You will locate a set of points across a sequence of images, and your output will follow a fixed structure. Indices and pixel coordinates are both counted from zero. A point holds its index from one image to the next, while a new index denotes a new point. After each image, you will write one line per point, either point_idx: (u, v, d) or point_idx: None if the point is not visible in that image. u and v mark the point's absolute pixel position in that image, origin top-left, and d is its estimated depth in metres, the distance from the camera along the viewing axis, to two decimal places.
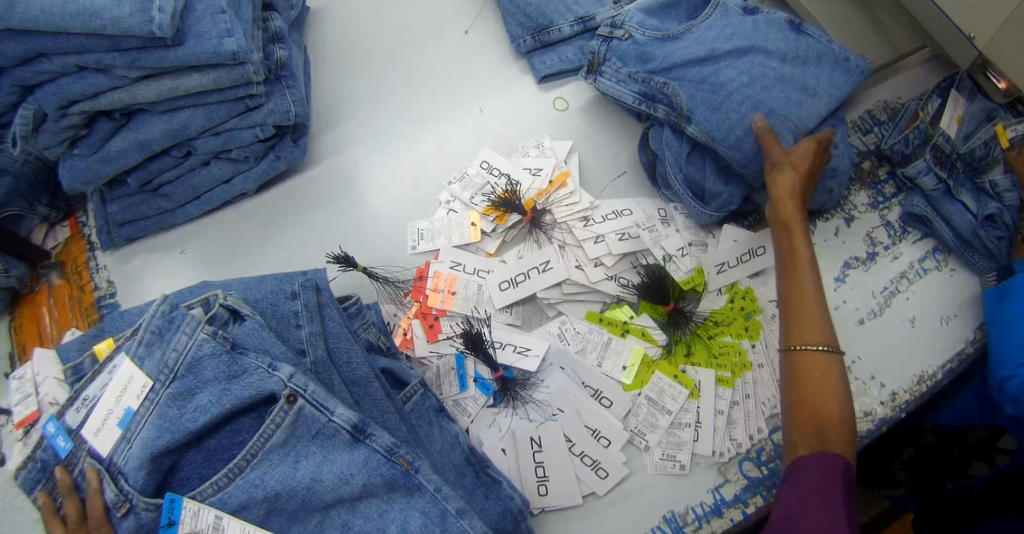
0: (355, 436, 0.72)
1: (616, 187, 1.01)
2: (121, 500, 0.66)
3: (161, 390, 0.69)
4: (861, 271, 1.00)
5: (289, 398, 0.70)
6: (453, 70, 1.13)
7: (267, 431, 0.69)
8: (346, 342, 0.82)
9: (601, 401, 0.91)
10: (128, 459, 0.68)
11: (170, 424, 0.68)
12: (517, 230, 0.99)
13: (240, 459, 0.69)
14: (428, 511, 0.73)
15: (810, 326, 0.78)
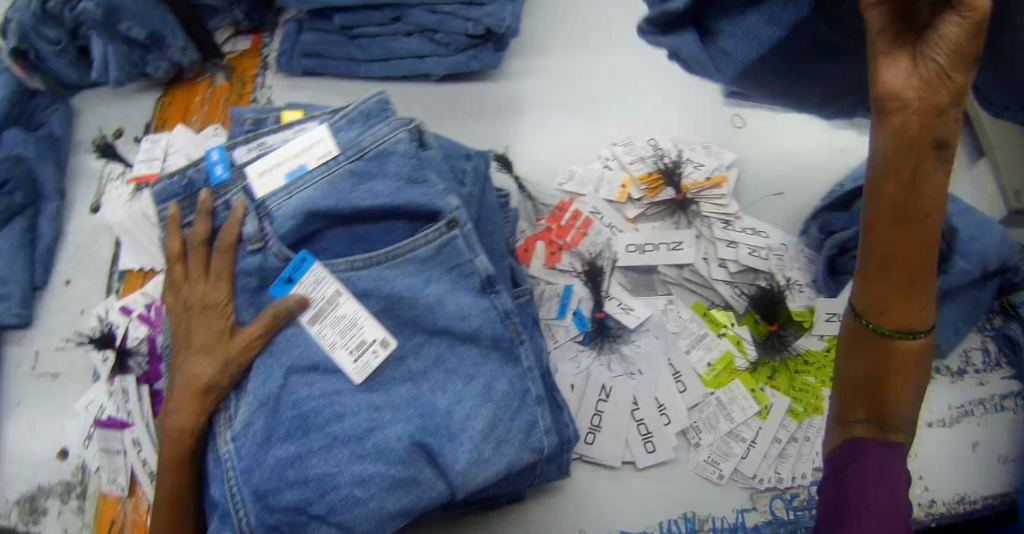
0: (485, 288, 0.80)
1: (765, 205, 1.01)
2: (257, 238, 0.77)
3: (343, 165, 0.77)
4: (946, 381, 1.03)
5: (450, 225, 0.78)
6: (656, 54, 1.10)
7: (417, 242, 0.77)
8: (495, 215, 0.87)
9: (677, 383, 0.93)
10: (290, 205, 0.77)
11: (334, 191, 0.76)
12: (663, 208, 0.99)
13: (381, 252, 0.77)
14: (512, 386, 0.78)
15: (899, 300, 0.66)
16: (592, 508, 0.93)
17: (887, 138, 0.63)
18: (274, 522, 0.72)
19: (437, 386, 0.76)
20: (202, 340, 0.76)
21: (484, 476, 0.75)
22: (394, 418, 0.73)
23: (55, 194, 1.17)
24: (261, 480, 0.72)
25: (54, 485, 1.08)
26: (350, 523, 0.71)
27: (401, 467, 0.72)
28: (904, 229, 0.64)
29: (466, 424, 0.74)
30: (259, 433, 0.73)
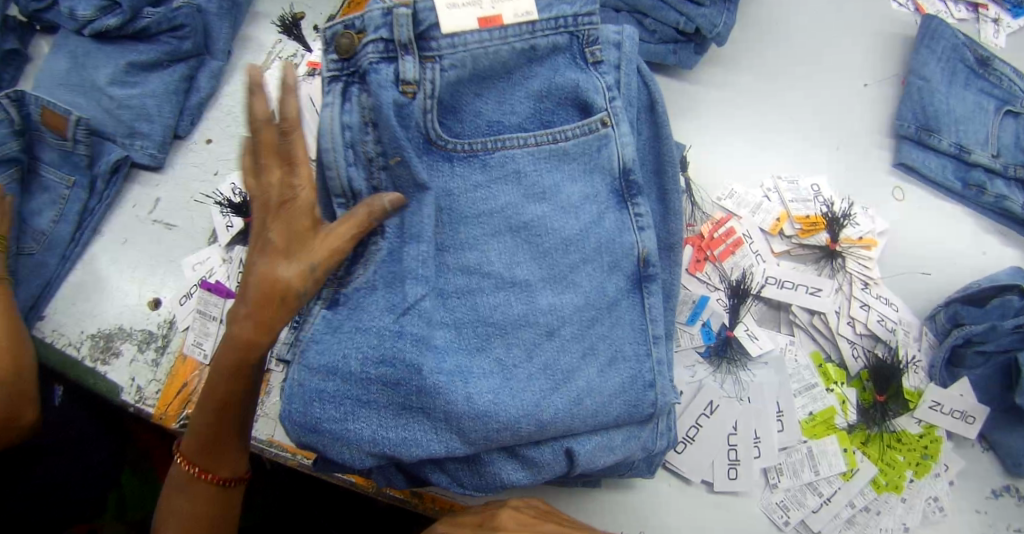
0: (636, 285, 0.74)
1: (905, 278, 1.04)
2: (413, 82, 0.68)
3: (535, 69, 0.73)
4: (1012, 501, 1.03)
5: (603, 121, 0.73)
6: (839, 105, 1.13)
7: (567, 144, 0.72)
8: (677, 187, 0.79)
9: (778, 421, 0.95)
10: (478, 104, 0.72)
11: (517, 98, 0.73)
12: (812, 252, 1.01)
13: (533, 170, 0.72)
14: (635, 378, 0.72)
15: None
16: (657, 515, 0.95)
17: None
18: (317, 425, 0.68)
19: (570, 367, 0.71)
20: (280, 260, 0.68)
21: (586, 462, 0.71)
22: (496, 399, 0.68)
23: (221, 54, 1.20)
24: (334, 386, 0.67)
25: (135, 331, 1.08)
26: (464, 478, 0.73)
27: (475, 440, 0.67)
28: None
29: (579, 403, 0.70)
30: (354, 334, 0.68)
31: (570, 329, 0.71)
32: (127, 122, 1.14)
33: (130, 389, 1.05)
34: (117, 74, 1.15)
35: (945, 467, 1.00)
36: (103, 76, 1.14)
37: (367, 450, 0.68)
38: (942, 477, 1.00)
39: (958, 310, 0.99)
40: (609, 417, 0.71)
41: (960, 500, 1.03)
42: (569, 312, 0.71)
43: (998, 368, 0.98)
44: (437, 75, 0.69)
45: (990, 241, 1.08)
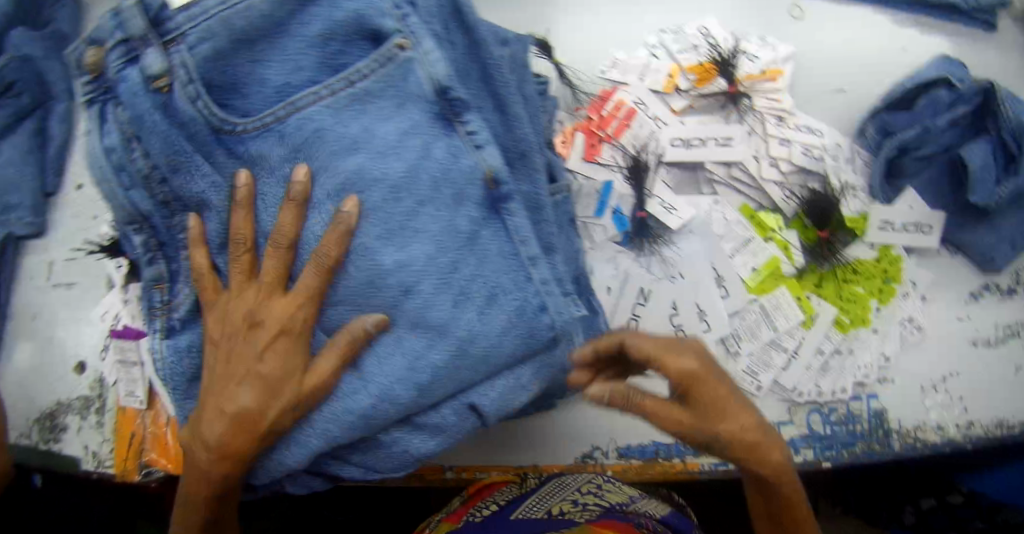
0: (494, 209, 0.67)
1: (823, 103, 0.94)
2: (161, 74, 0.61)
3: (309, 11, 0.64)
4: (995, 299, 0.97)
5: (399, 45, 0.63)
6: None
7: (367, 83, 0.63)
8: (511, 85, 0.70)
9: (719, 288, 0.88)
10: (261, 71, 0.64)
11: (299, 51, 0.64)
12: (713, 101, 0.92)
13: (337, 125, 0.63)
14: (521, 309, 0.66)
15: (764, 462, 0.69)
16: (621, 426, 0.92)
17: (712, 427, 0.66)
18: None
19: (439, 321, 0.64)
20: (271, 372, 0.65)
21: (493, 407, 0.69)
22: (362, 376, 0.65)
23: (65, 94, 1.08)
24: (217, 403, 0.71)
25: (72, 401, 1.03)
26: (372, 463, 0.71)
27: (356, 427, 0.66)
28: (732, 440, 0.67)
29: (460, 354, 0.65)
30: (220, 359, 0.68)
31: (426, 281, 0.64)
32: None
33: (88, 457, 1.01)
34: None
35: (912, 284, 0.92)
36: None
37: (275, 457, 0.69)
38: (913, 296, 0.92)
39: (885, 119, 0.91)
40: (502, 358, 0.66)
41: (939, 313, 0.95)
42: (421, 263, 0.64)
43: (944, 169, 0.90)
44: (185, 55, 0.61)
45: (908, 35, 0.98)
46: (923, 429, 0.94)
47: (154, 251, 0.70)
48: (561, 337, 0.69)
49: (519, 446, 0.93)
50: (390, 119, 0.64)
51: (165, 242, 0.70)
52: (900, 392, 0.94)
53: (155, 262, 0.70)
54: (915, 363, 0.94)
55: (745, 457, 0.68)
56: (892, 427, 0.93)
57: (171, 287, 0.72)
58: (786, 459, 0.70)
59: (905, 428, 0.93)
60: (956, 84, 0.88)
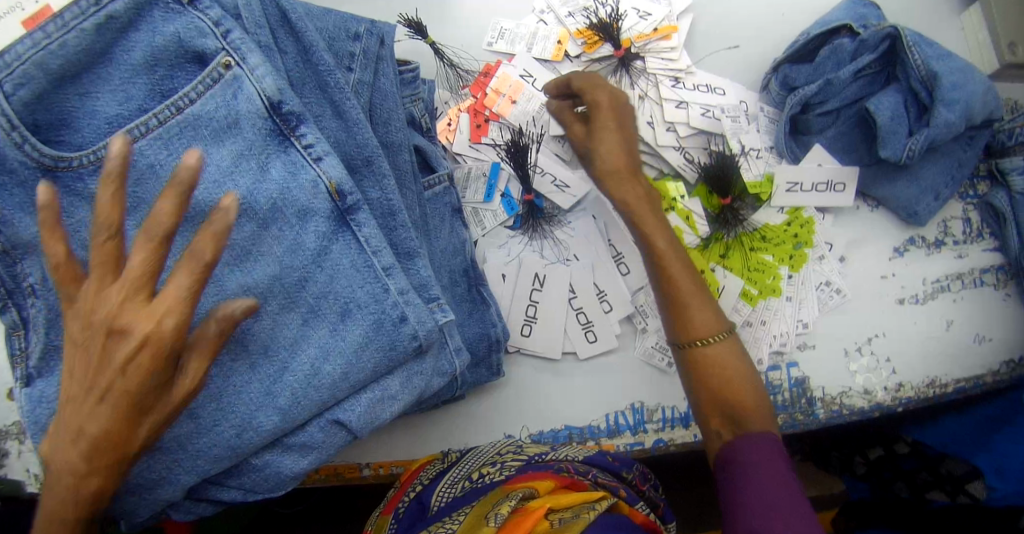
0: (341, 221, 0.65)
1: (723, 59, 0.89)
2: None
3: (131, 37, 0.60)
4: (921, 252, 0.93)
5: (225, 64, 0.61)
6: None
7: (198, 107, 0.60)
8: (349, 93, 0.69)
9: (619, 266, 0.85)
10: (90, 103, 0.59)
11: (126, 79, 0.60)
12: (603, 67, 0.87)
13: (172, 156, 0.60)
14: (378, 322, 0.65)
15: (627, 188, 0.75)
16: (536, 405, 0.87)
17: (615, 184, 0.75)
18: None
19: (292, 340, 0.63)
20: (90, 426, 0.48)
21: (361, 422, 0.67)
22: (222, 403, 0.61)
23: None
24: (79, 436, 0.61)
25: (7, 427, 0.89)
26: (250, 485, 0.67)
27: (220, 456, 0.62)
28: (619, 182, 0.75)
29: (317, 372, 0.63)
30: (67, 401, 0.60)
31: (276, 302, 0.63)
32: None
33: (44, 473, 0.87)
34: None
35: (827, 246, 0.88)
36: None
37: (137, 502, 0.63)
38: (829, 258, 0.88)
39: (787, 71, 0.85)
40: (362, 373, 0.65)
41: (860, 272, 0.91)
42: (265, 285, 0.62)
43: (853, 122, 0.84)
44: (5, 103, 0.55)
45: None
46: (850, 395, 0.89)
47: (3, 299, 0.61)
48: (427, 345, 0.68)
49: (438, 434, 0.88)
50: (220, 145, 0.61)
51: (13, 290, 0.61)
52: (823, 357, 0.89)
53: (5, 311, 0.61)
54: (837, 326, 0.90)
55: (610, 181, 0.76)
56: (814, 395, 0.89)
57: (27, 334, 0.62)
58: (649, 190, 0.76)
59: (828, 395, 0.89)
60: (858, 31, 0.82)
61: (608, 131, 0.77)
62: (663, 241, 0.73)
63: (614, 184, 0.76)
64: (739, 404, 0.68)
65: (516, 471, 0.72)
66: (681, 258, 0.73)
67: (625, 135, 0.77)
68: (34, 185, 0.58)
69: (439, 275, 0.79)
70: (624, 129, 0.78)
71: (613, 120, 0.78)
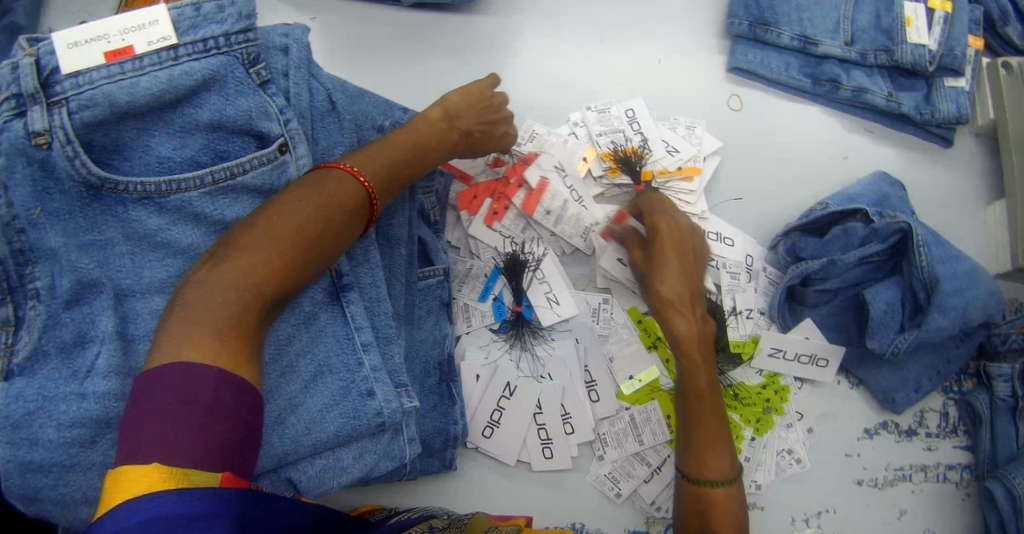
0: (335, 296, 0.67)
1: (742, 210, 0.91)
2: (44, 131, 0.59)
3: (204, 96, 0.65)
4: (890, 438, 0.93)
5: (280, 149, 0.68)
6: (655, 10, 0.95)
7: (247, 177, 0.66)
8: None
9: (590, 392, 0.86)
10: (145, 139, 0.64)
11: (186, 128, 0.65)
12: (624, 194, 0.89)
13: (216, 211, 0.65)
14: (345, 389, 0.66)
15: (682, 315, 0.73)
16: (483, 499, 0.89)
17: (673, 310, 0.73)
18: (35, 494, 0.60)
19: (265, 390, 0.64)
20: (385, 152, 0.68)
21: (311, 485, 0.67)
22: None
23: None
24: (38, 456, 0.59)
25: None
26: None
27: None
28: (679, 310, 0.73)
29: (281, 423, 0.64)
30: (45, 400, 0.59)
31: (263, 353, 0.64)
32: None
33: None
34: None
35: (797, 416, 0.89)
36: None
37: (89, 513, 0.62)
38: (796, 428, 0.89)
39: (796, 240, 0.85)
40: (323, 434, 0.65)
41: (826, 445, 0.91)
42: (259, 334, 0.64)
43: (848, 303, 0.84)
44: (67, 120, 0.59)
45: (854, 142, 0.94)
46: None
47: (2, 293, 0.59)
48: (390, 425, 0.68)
49: (387, 497, 0.89)
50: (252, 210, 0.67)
51: (15, 287, 0.60)
52: (771, 521, 0.90)
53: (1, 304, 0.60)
54: (790, 493, 0.90)
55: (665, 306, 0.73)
56: None
57: (17, 332, 0.60)
58: (706, 321, 0.74)
59: None
60: (872, 220, 0.81)
61: (671, 250, 0.75)
62: (704, 380, 0.71)
63: (669, 311, 0.73)
64: None
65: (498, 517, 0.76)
66: (716, 403, 0.71)
67: (687, 255, 0.76)
68: (75, 194, 0.61)
69: (412, 365, 0.79)
70: (691, 250, 0.77)
71: (679, 239, 0.76)
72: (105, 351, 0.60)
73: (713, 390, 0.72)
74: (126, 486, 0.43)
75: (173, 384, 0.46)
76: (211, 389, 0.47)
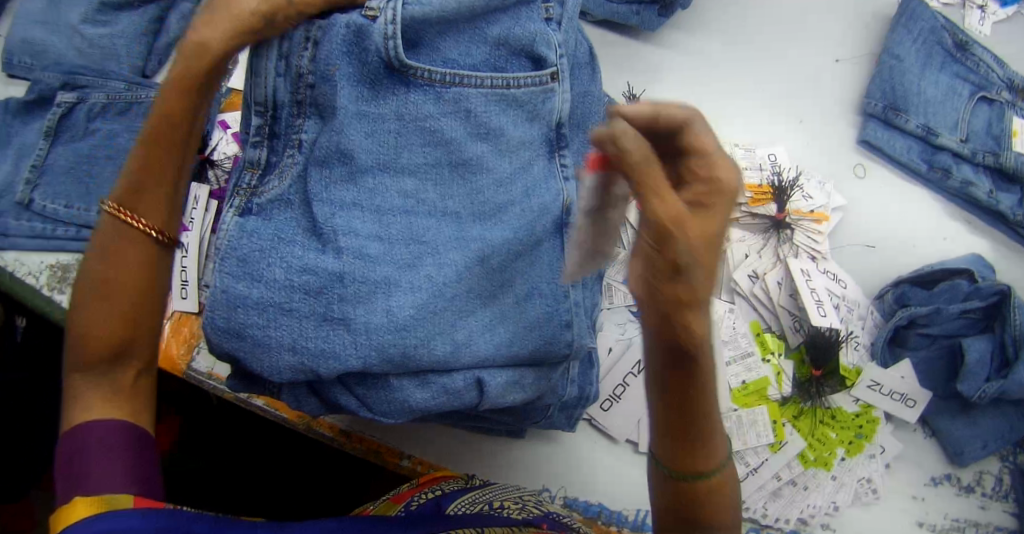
0: (557, 231, 0.75)
1: (857, 254, 1.04)
2: (376, 9, 0.65)
3: (501, 18, 0.71)
4: (952, 490, 0.97)
5: (552, 77, 0.73)
6: (806, 75, 1.10)
7: (518, 92, 0.71)
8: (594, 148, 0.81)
9: None
10: (439, 41, 0.69)
11: (476, 40, 0.71)
12: (761, 222, 1.01)
13: (485, 114, 0.70)
14: (548, 315, 0.73)
15: (695, 328, 0.50)
16: (579, 473, 0.93)
17: (688, 319, 0.50)
18: (240, 331, 0.63)
19: (484, 296, 0.71)
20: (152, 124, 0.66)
21: (496, 393, 0.71)
22: (420, 314, 0.66)
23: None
24: (258, 294, 0.62)
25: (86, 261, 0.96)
26: (371, 401, 0.70)
27: (349, 364, 0.65)
28: (692, 321, 0.50)
29: (492, 328, 0.71)
30: (278, 242, 0.64)
31: (496, 261, 0.70)
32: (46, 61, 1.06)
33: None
34: (91, 12, 1.07)
35: (881, 448, 0.96)
36: (71, 14, 1.07)
37: (287, 362, 0.64)
38: (878, 459, 0.95)
39: (906, 290, 0.98)
40: (522, 348, 0.72)
41: (895, 483, 0.97)
42: (498, 244, 0.70)
43: (943, 352, 0.96)
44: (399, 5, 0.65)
45: (953, 226, 1.07)
46: None
47: (262, 138, 0.69)
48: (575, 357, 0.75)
49: (491, 453, 0.94)
50: (516, 125, 0.72)
51: (274, 136, 0.69)
52: None
53: (259, 147, 0.69)
54: (859, 521, 0.94)
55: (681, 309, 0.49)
56: None
57: (261, 175, 0.69)
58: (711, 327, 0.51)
59: None
60: (978, 280, 0.95)
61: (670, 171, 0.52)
62: (699, 398, 0.55)
63: (683, 314, 0.49)
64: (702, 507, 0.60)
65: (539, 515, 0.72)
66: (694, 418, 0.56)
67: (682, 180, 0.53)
68: (373, 67, 0.66)
69: None
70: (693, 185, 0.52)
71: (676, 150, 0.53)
72: (361, 216, 0.67)
73: (683, 410, 0.55)
74: (73, 514, 0.52)
75: (85, 434, 0.61)
76: (105, 429, 0.61)
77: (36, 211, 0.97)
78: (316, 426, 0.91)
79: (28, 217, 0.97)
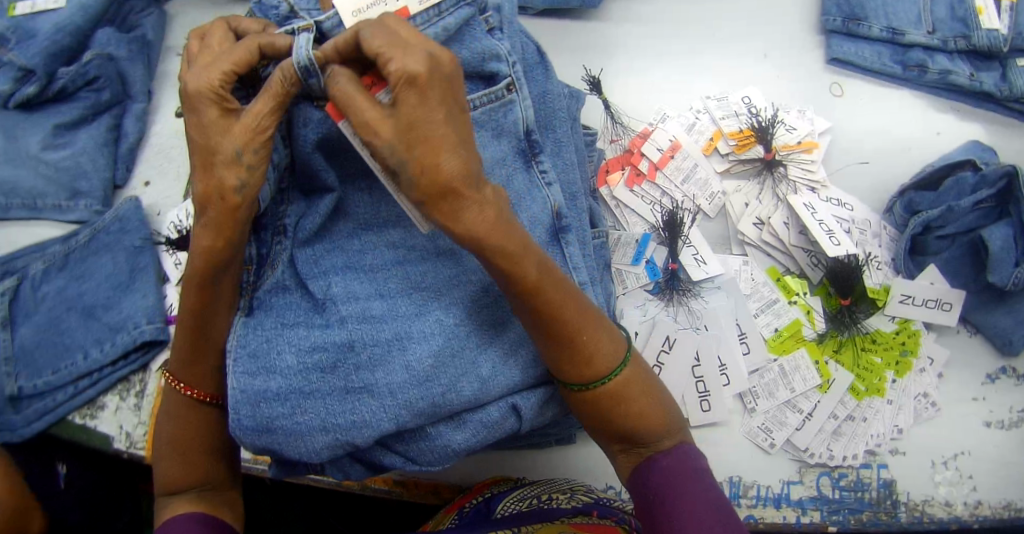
0: (553, 237, 0.72)
1: (856, 172, 1.01)
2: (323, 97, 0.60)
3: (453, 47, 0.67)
4: (1011, 383, 0.95)
5: (509, 88, 0.70)
6: (758, 10, 1.08)
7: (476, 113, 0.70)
8: (568, 143, 0.79)
9: (741, 344, 0.93)
10: None
11: None
12: (751, 166, 0.99)
13: None
14: None
15: (465, 215, 0.54)
16: None
17: (460, 212, 0.54)
18: (269, 426, 0.62)
19: (496, 323, 0.67)
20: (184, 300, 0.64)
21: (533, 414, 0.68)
22: (440, 361, 0.64)
23: (139, 95, 1.09)
24: (276, 385, 0.62)
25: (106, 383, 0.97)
26: (414, 454, 0.69)
27: (381, 426, 0.63)
28: (460, 214, 0.53)
29: (515, 354, 0.67)
30: (283, 329, 0.65)
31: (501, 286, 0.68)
32: (23, 195, 1.05)
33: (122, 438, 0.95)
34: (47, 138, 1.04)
35: (929, 361, 0.94)
36: (30, 143, 1.04)
37: (323, 441, 0.63)
38: (928, 372, 0.94)
39: (912, 197, 0.96)
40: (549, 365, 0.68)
41: (952, 391, 0.95)
42: None
43: (966, 248, 0.94)
44: None
45: (943, 120, 1.04)
46: (931, 503, 0.91)
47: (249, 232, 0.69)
48: None
49: (549, 465, 0.92)
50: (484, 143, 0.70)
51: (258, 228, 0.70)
52: (910, 465, 0.92)
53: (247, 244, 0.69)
54: (925, 438, 0.92)
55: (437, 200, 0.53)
56: (899, 498, 0.91)
57: (257, 270, 0.69)
58: (481, 210, 0.54)
59: (913, 500, 0.91)
60: (981, 168, 0.92)
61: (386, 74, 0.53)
62: (534, 286, 0.57)
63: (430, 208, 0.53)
64: (629, 422, 0.62)
65: (587, 503, 0.71)
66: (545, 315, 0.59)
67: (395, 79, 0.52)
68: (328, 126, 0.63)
69: None
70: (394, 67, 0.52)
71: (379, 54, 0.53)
72: (350, 279, 0.67)
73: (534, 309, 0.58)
74: None
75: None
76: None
77: (41, 356, 0.96)
78: (371, 484, 0.90)
79: (38, 353, 0.96)
